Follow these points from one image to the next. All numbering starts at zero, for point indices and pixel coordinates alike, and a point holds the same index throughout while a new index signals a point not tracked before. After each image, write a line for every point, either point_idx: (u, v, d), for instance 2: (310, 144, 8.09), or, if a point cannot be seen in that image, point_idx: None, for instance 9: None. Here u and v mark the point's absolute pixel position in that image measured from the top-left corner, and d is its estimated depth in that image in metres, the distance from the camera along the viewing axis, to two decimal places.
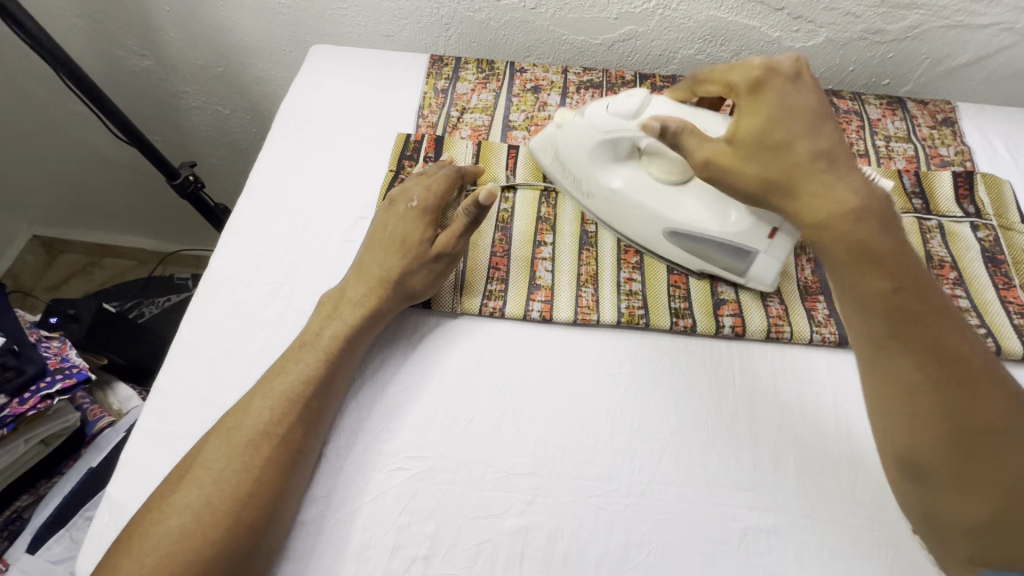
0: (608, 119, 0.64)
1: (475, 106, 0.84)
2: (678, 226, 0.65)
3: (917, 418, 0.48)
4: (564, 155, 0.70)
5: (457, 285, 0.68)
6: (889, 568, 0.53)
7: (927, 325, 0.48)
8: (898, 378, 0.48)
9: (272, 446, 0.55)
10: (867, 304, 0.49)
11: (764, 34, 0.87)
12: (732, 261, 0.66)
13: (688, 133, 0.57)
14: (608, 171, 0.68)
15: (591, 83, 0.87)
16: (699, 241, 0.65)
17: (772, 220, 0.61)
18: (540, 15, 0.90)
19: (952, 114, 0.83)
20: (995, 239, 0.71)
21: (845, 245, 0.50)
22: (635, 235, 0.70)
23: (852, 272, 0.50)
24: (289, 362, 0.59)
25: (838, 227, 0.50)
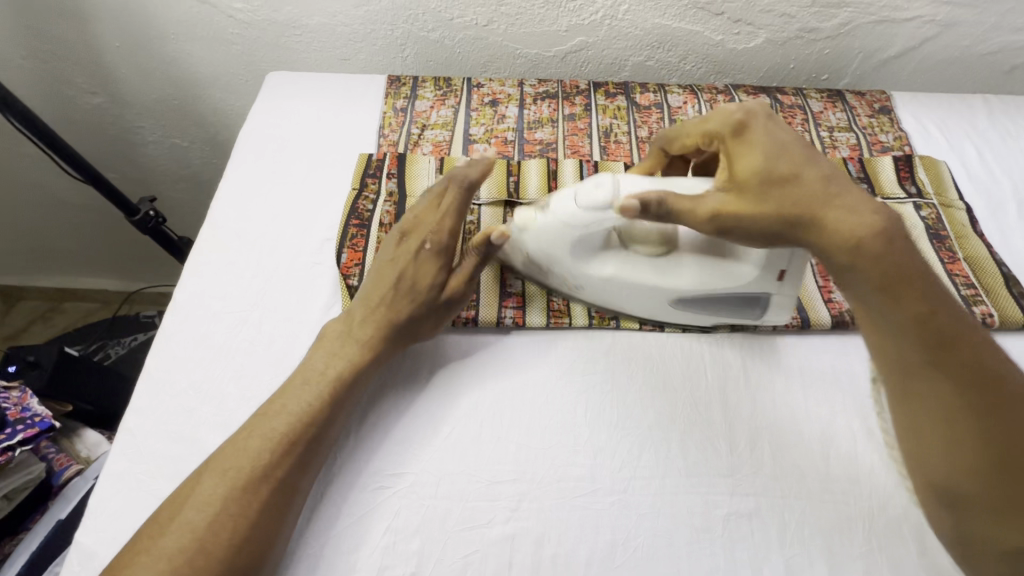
0: (578, 214, 0.59)
1: (435, 123, 0.85)
2: (687, 290, 0.62)
3: (953, 446, 0.48)
4: (534, 253, 0.65)
5: None
6: (866, 539, 0.55)
7: (967, 348, 0.49)
8: (938, 411, 0.49)
9: (252, 475, 0.53)
10: (902, 330, 0.49)
11: (708, 38, 0.92)
12: (747, 311, 0.64)
13: (672, 201, 0.55)
14: (594, 262, 0.63)
15: (547, 94, 0.89)
16: (706, 304, 0.63)
17: (780, 262, 0.58)
18: (494, 32, 0.93)
19: (888, 103, 0.88)
20: (937, 217, 0.75)
21: (879, 270, 0.49)
22: (636, 310, 0.66)
23: (886, 305, 0.50)
24: (279, 401, 0.57)
25: (868, 250, 0.49)
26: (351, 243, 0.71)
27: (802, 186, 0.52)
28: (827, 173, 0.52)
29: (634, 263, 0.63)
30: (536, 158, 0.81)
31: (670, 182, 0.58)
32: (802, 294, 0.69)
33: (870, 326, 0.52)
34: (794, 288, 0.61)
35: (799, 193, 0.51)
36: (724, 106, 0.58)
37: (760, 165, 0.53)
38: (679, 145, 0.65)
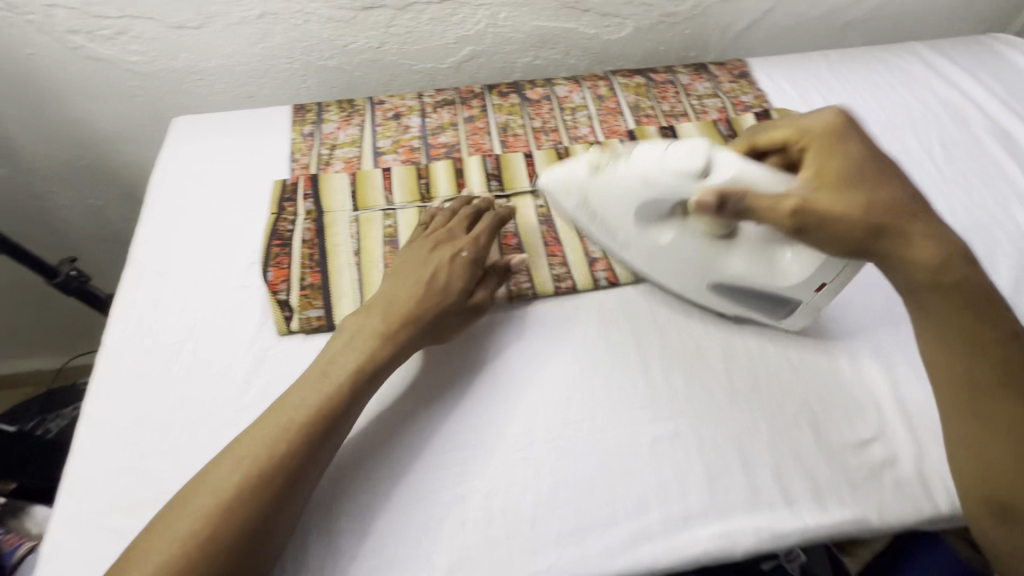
0: (662, 175, 0.59)
1: (343, 142, 0.90)
2: (726, 276, 0.65)
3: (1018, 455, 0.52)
4: (596, 201, 0.65)
5: (356, 299, 0.72)
6: (771, 437, 0.62)
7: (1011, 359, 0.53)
8: (1006, 419, 0.53)
9: (257, 467, 0.55)
10: (957, 342, 0.54)
11: (583, 33, 1.02)
12: (772, 309, 0.67)
13: (750, 201, 0.54)
14: (659, 227, 0.65)
15: (446, 101, 0.96)
16: (742, 292, 0.66)
17: (824, 276, 0.61)
18: (388, 52, 1.00)
19: (745, 69, 1.00)
20: None
21: (944, 283, 0.53)
22: (674, 283, 0.70)
23: (938, 308, 0.54)
24: (255, 431, 0.57)
25: (941, 274, 0.53)
26: (275, 261, 0.75)
27: (877, 191, 0.54)
28: (913, 190, 0.55)
29: (682, 227, 0.64)
30: (443, 160, 0.87)
31: (755, 173, 0.56)
32: None
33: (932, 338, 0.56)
34: (823, 303, 0.65)
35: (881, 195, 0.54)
36: (818, 112, 0.60)
37: (844, 168, 0.55)
38: (768, 139, 0.62)
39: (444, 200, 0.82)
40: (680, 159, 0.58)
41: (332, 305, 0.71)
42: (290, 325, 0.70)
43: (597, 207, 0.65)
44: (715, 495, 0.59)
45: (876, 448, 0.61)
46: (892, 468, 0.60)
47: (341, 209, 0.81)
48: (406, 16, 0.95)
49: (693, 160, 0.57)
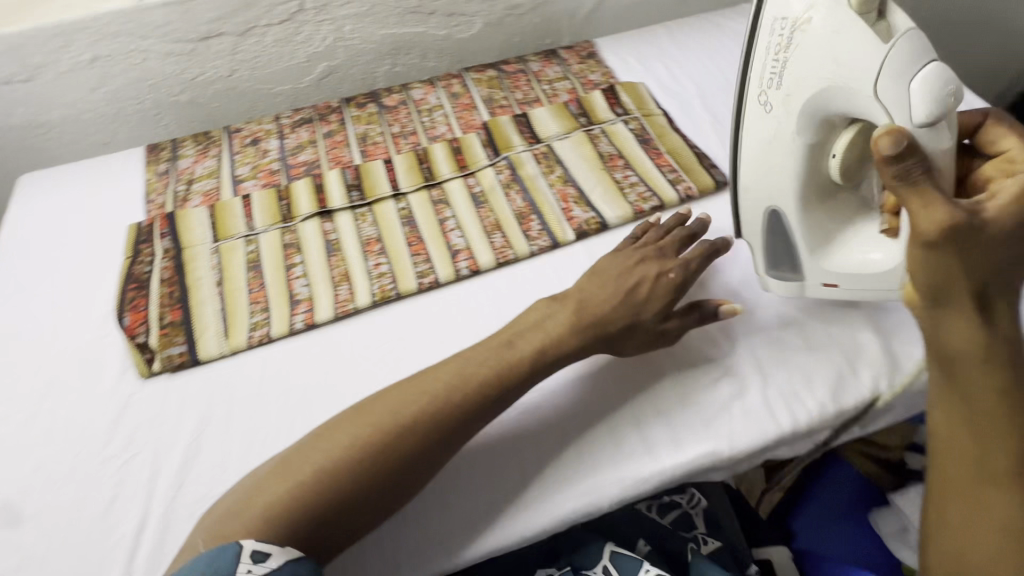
0: (918, 90, 0.49)
1: (201, 175, 0.89)
2: (792, 212, 0.62)
3: (1008, 544, 0.42)
4: (789, 56, 0.55)
5: (220, 329, 0.72)
6: (629, 392, 0.66)
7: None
8: (1007, 519, 0.42)
9: (407, 432, 0.54)
10: (980, 425, 0.43)
11: (435, 35, 1.04)
12: (782, 263, 0.68)
13: (914, 191, 0.40)
14: (811, 123, 0.56)
15: (304, 120, 0.96)
16: (774, 229, 0.65)
17: (847, 281, 0.63)
18: (241, 79, 0.99)
19: (593, 49, 1.05)
20: (641, 127, 0.90)
21: (982, 362, 0.42)
22: (743, 181, 0.64)
23: (962, 377, 0.43)
24: (319, 442, 0.53)
25: (986, 359, 0.41)
26: (132, 305, 0.73)
27: (1000, 257, 0.40)
28: None
29: (830, 124, 0.57)
30: (303, 178, 0.87)
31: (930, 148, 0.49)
32: (550, 220, 0.80)
33: (956, 421, 0.44)
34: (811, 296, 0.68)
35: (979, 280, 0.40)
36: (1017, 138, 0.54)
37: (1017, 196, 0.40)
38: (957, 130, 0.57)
39: (305, 217, 0.83)
40: (900, 91, 0.49)
41: (194, 339, 0.71)
42: (152, 367, 0.69)
43: (800, 43, 0.54)
44: (582, 454, 0.62)
45: (724, 382, 0.66)
46: (741, 397, 0.64)
47: (200, 243, 0.80)
48: (249, 41, 0.95)
49: (919, 104, 0.49)
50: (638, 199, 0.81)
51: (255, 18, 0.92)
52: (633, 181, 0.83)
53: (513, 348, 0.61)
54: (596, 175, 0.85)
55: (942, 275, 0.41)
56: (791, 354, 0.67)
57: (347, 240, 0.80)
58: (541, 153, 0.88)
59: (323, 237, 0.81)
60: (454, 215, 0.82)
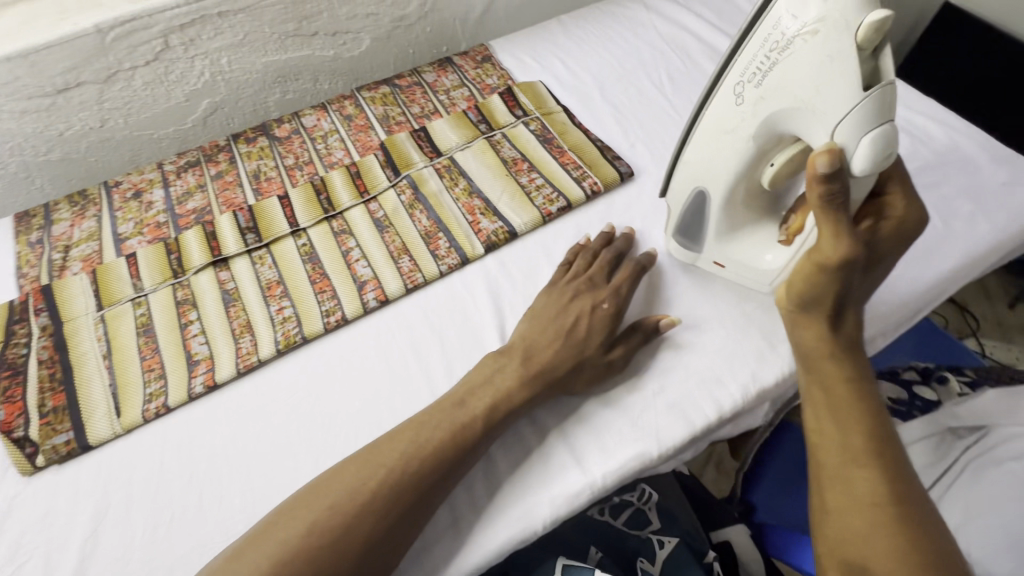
0: (860, 143, 0.48)
1: (79, 239, 0.82)
2: (717, 201, 0.62)
3: (878, 515, 0.45)
4: (783, 60, 0.50)
5: (111, 407, 0.66)
6: (555, 404, 0.63)
7: (905, 487, 0.46)
8: (872, 491, 0.46)
9: (364, 509, 0.50)
10: (837, 409, 0.49)
11: (321, 56, 0.99)
12: (688, 237, 0.69)
13: (834, 215, 0.46)
14: (769, 127, 0.54)
15: (190, 163, 0.90)
16: (694, 209, 0.65)
17: (737, 268, 0.67)
18: (115, 128, 0.91)
19: (488, 52, 1.02)
20: (542, 126, 0.89)
21: (828, 351, 0.51)
22: (689, 156, 0.62)
23: (819, 371, 0.51)
24: (291, 514, 0.50)
25: (830, 352, 0.51)
26: (7, 396, 0.66)
27: (854, 286, 0.50)
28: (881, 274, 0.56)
29: (777, 138, 0.55)
30: (193, 227, 0.81)
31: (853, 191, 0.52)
32: (458, 235, 0.77)
33: (819, 414, 0.51)
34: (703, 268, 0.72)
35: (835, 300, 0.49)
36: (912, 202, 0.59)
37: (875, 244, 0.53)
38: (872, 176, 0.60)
39: (198, 269, 0.77)
40: (852, 138, 0.48)
41: (82, 423, 0.64)
42: (35, 462, 0.62)
43: (791, 55, 0.50)
44: (512, 479, 0.60)
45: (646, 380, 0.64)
46: (664, 392, 0.63)
47: (82, 313, 0.74)
48: (115, 87, 0.87)
49: (858, 154, 0.48)
50: (545, 201, 0.79)
51: (117, 62, 0.84)
52: (540, 184, 0.82)
53: (465, 406, 0.58)
54: (501, 182, 0.83)
55: (818, 296, 0.50)
56: (708, 339, 0.67)
57: (246, 287, 0.75)
58: (443, 167, 0.85)
59: (220, 287, 0.75)
60: (358, 245, 0.78)
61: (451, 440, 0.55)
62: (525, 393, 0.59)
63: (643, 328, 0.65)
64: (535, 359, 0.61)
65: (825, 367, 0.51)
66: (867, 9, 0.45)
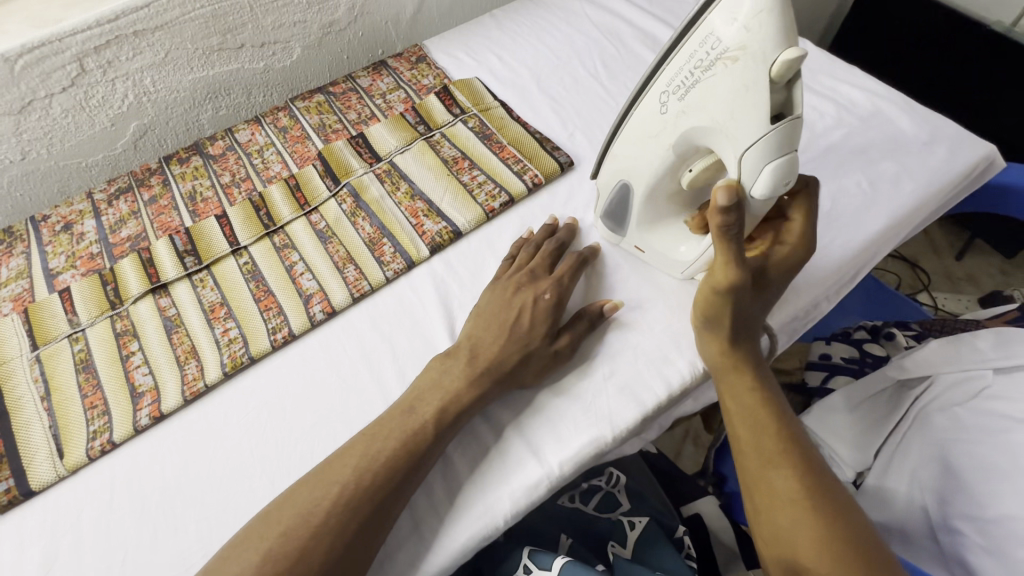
0: (760, 176, 0.49)
1: (8, 278, 0.78)
2: (638, 195, 0.62)
3: (799, 504, 0.49)
4: (700, 80, 0.49)
5: (54, 449, 0.63)
6: (509, 399, 0.64)
7: (819, 478, 0.51)
8: (790, 482, 0.51)
9: (321, 528, 0.50)
10: (749, 415, 0.55)
11: (251, 69, 0.97)
12: (612, 222, 0.70)
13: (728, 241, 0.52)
14: (685, 139, 0.54)
15: (122, 190, 0.87)
16: (618, 198, 0.66)
17: (653, 254, 0.69)
18: (38, 159, 0.88)
19: (422, 52, 1.01)
20: (481, 123, 0.88)
21: (732, 367, 0.58)
22: (614, 154, 0.62)
23: (728, 384, 0.58)
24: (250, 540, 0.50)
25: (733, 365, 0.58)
26: None
27: (747, 310, 0.58)
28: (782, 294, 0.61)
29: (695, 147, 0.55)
30: (129, 255, 0.79)
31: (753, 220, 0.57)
32: (402, 239, 0.77)
33: (734, 424, 0.57)
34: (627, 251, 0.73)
35: (731, 322, 0.57)
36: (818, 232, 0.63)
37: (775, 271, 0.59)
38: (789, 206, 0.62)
39: (136, 298, 0.75)
40: (756, 168, 0.49)
41: (23, 469, 0.62)
42: None
43: (711, 77, 0.48)
44: (472, 478, 0.60)
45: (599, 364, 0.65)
46: (615, 377, 0.64)
47: (16, 355, 0.71)
48: (31, 117, 0.83)
49: (759, 185, 0.49)
50: (487, 198, 0.79)
51: (30, 91, 0.81)
52: (481, 181, 0.82)
53: (415, 413, 0.58)
54: (442, 182, 0.82)
55: (718, 315, 0.57)
56: (655, 317, 0.68)
57: (188, 312, 0.73)
58: (384, 171, 0.84)
59: (161, 314, 0.73)
60: (302, 258, 0.77)
61: (403, 447, 0.55)
62: (474, 392, 0.60)
63: (585, 314, 0.66)
64: (481, 356, 0.62)
65: (729, 379, 0.58)
66: (785, 43, 0.44)
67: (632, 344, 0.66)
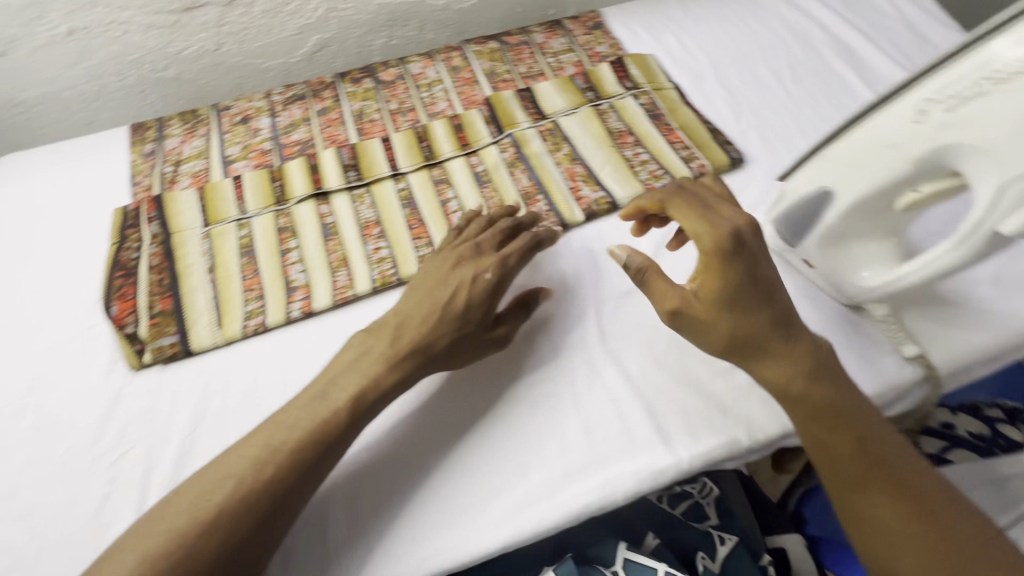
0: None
1: (189, 155, 0.84)
2: (839, 207, 0.58)
3: (907, 535, 0.45)
4: (987, 97, 0.45)
5: (213, 318, 0.68)
6: (643, 383, 0.63)
7: (914, 500, 0.46)
8: (896, 511, 0.46)
9: (200, 527, 0.48)
10: (833, 449, 0.49)
11: (432, 5, 0.98)
12: (783, 228, 0.67)
13: (652, 274, 0.54)
14: (936, 156, 0.50)
15: (296, 96, 0.91)
16: (806, 206, 0.62)
17: (823, 273, 0.65)
18: (229, 53, 0.93)
19: (599, 19, 0.99)
20: (652, 101, 0.86)
21: (801, 400, 0.49)
22: (828, 158, 0.58)
23: (798, 414, 0.50)
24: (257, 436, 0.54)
25: (798, 387, 0.49)
26: (120, 294, 0.70)
27: (748, 331, 0.50)
28: (783, 313, 0.50)
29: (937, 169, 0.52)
30: (297, 158, 0.83)
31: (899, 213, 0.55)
32: (558, 199, 0.76)
33: (820, 458, 0.50)
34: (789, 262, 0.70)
35: (724, 341, 0.50)
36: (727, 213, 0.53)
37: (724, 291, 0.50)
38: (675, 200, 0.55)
39: (300, 199, 0.78)
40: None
41: (186, 329, 0.67)
42: (142, 358, 0.65)
43: (1000, 95, 0.44)
44: (593, 446, 0.59)
45: (551, 377, 0.64)
46: (571, 388, 0.63)
47: (190, 227, 0.76)
48: (235, 12, 0.89)
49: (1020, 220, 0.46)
50: (649, 177, 0.77)
51: None
52: (644, 160, 0.79)
53: None
54: (604, 152, 0.81)
55: (700, 335, 0.52)
56: (605, 336, 0.67)
57: (345, 224, 0.76)
58: (547, 130, 0.84)
59: (320, 220, 0.77)
60: (457, 197, 0.78)
61: None
62: None
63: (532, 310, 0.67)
64: None
65: (801, 411, 0.49)
66: None
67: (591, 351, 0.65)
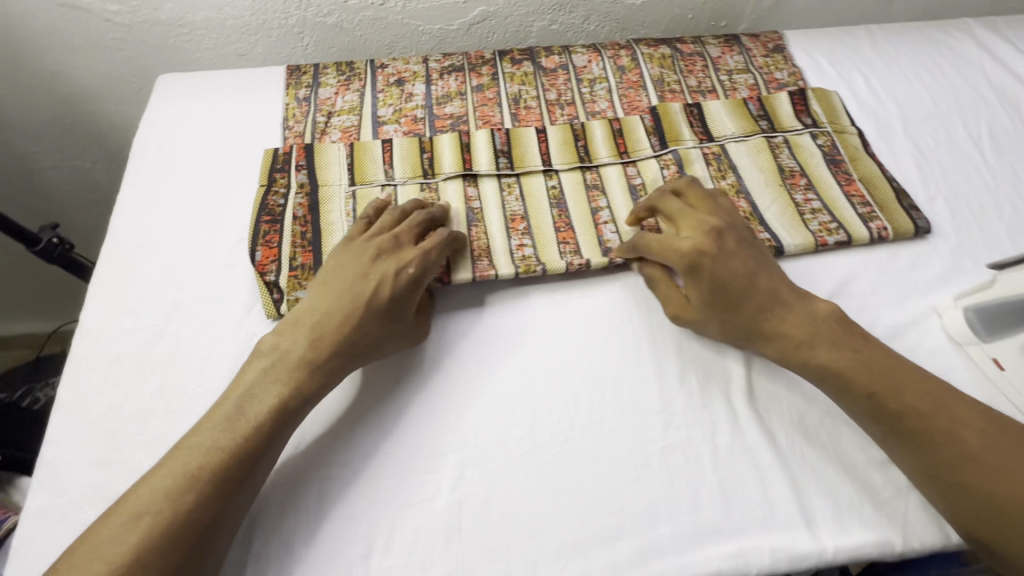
0: None
1: (341, 109, 0.83)
2: None
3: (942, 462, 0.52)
4: None
5: None
6: (792, 454, 0.58)
7: (973, 461, 0.51)
8: (925, 442, 0.52)
9: (153, 542, 0.48)
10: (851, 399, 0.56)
11: None
12: (986, 315, 0.62)
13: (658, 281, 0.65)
14: None
15: (453, 67, 0.88)
16: None
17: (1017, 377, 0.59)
18: (393, 10, 0.91)
19: (781, 42, 0.92)
20: (832, 144, 0.79)
21: (812, 363, 0.58)
22: None
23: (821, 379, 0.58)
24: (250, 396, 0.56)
25: (811, 345, 0.58)
26: (265, 239, 0.69)
27: (739, 319, 0.60)
28: (774, 288, 0.60)
29: None
30: (448, 132, 0.80)
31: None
32: None
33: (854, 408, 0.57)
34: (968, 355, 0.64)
35: (723, 324, 0.61)
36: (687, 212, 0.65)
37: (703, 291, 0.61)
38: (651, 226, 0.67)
39: (448, 176, 0.76)
40: None
41: None
42: (279, 309, 0.65)
43: None
44: (730, 511, 0.55)
45: (526, 352, 0.64)
46: (599, 424, 0.59)
47: (336, 182, 0.74)
48: None
49: None
50: (821, 227, 0.71)
51: None
52: (816, 209, 0.73)
53: None
54: (772, 191, 0.74)
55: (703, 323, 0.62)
56: (536, 337, 0.65)
57: (491, 213, 0.73)
58: (713, 154, 0.78)
59: (465, 203, 0.74)
60: (608, 207, 0.74)
61: None
62: None
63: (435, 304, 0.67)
64: None
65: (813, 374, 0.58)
66: None
67: (464, 383, 0.62)
